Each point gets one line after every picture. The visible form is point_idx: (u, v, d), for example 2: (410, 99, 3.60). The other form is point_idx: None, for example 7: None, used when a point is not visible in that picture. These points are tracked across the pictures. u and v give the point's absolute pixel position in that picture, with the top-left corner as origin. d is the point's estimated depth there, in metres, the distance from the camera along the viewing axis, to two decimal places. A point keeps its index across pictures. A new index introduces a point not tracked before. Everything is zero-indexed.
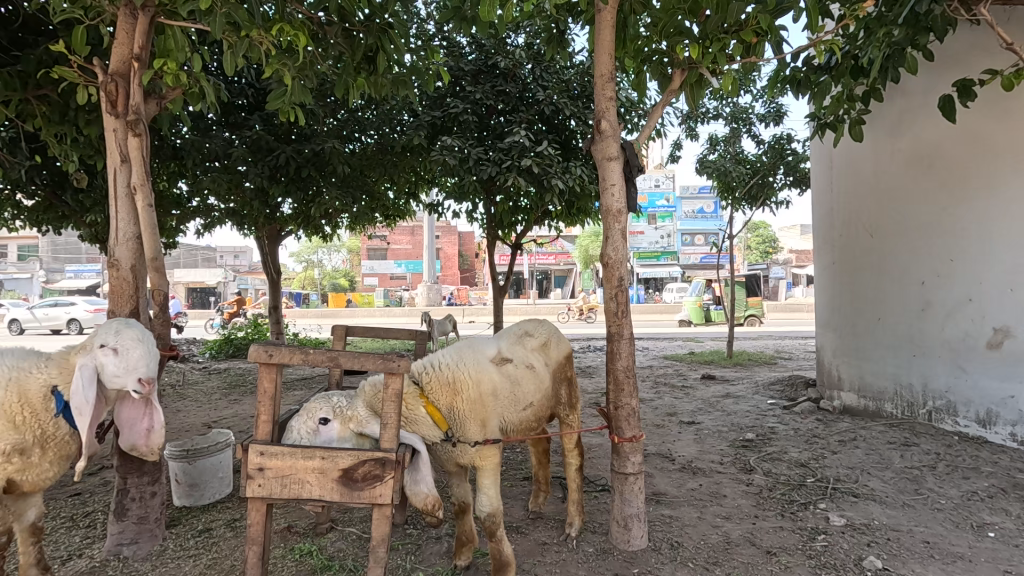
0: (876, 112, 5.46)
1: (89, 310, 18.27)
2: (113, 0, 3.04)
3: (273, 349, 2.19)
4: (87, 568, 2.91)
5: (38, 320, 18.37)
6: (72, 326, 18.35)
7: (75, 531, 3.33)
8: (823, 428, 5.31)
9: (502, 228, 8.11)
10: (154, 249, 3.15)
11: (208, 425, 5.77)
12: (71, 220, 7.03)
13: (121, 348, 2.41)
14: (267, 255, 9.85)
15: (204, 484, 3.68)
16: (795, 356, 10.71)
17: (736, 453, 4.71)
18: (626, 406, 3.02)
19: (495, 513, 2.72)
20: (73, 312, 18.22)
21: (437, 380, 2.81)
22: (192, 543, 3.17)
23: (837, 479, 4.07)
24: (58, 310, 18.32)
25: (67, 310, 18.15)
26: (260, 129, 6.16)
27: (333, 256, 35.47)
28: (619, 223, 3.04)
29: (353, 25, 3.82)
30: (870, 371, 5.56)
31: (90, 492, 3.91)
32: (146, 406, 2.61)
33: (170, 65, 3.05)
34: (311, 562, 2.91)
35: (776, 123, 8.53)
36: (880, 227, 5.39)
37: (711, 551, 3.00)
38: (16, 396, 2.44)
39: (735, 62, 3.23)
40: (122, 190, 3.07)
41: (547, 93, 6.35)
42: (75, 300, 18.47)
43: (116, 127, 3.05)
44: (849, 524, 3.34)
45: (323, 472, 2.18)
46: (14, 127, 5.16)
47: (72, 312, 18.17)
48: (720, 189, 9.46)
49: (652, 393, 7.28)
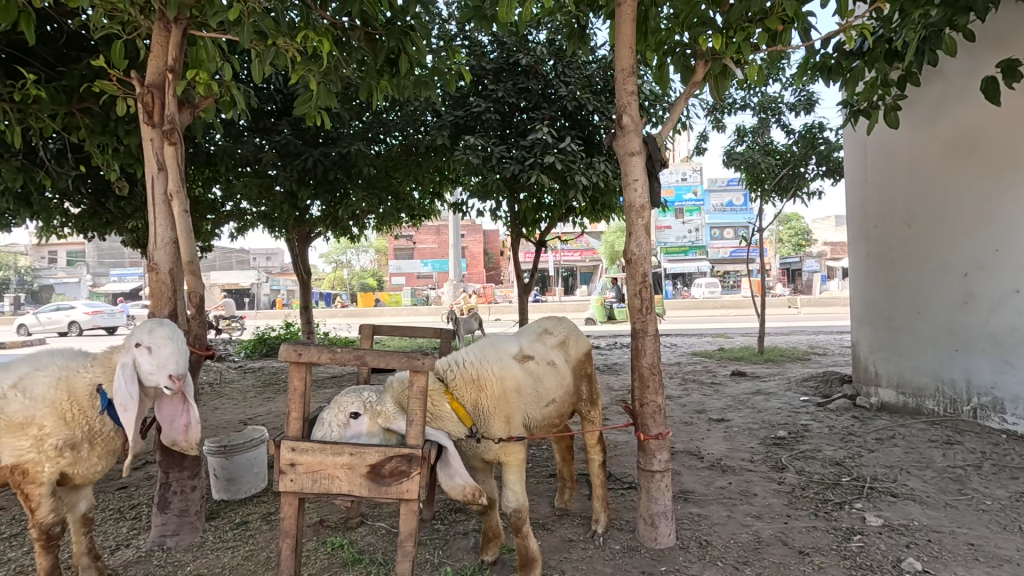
0: (913, 98, 5.24)
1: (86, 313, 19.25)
2: (147, 14, 3.16)
3: (303, 349, 2.26)
4: (134, 558, 3.05)
5: (39, 322, 19.30)
6: (72, 326, 19.49)
7: (122, 522, 3.50)
8: (859, 426, 5.14)
9: (525, 226, 8.12)
10: (189, 253, 3.27)
11: (244, 423, 5.98)
12: (114, 226, 7.35)
13: (154, 346, 2.53)
14: (297, 256, 10.09)
15: (240, 479, 3.82)
16: (830, 352, 10.38)
17: (767, 451, 4.61)
18: (652, 403, 2.99)
19: (521, 509, 2.74)
20: (73, 315, 19.40)
21: (461, 376, 2.84)
22: (230, 535, 3.29)
23: (874, 478, 3.94)
24: (60, 313, 19.33)
25: (66, 312, 19.26)
26: (289, 134, 6.32)
27: (362, 256, 36.18)
28: (642, 218, 3.01)
29: (375, 28, 3.88)
30: (909, 366, 5.36)
31: (135, 486, 4.09)
32: (180, 402, 2.73)
33: (202, 76, 3.18)
34: (343, 555, 2.99)
35: (807, 112, 8.27)
36: (918, 217, 5.20)
37: (741, 550, 2.96)
38: (65, 394, 2.59)
39: (761, 51, 3.15)
40: (159, 197, 3.19)
41: (570, 89, 6.31)
42: (76, 304, 19.71)
43: (153, 137, 3.17)
44: (886, 524, 3.23)
45: (352, 468, 2.23)
46: (60, 139, 5.43)
47: (71, 314, 19.35)
48: (748, 182, 9.23)
49: (680, 390, 7.19)
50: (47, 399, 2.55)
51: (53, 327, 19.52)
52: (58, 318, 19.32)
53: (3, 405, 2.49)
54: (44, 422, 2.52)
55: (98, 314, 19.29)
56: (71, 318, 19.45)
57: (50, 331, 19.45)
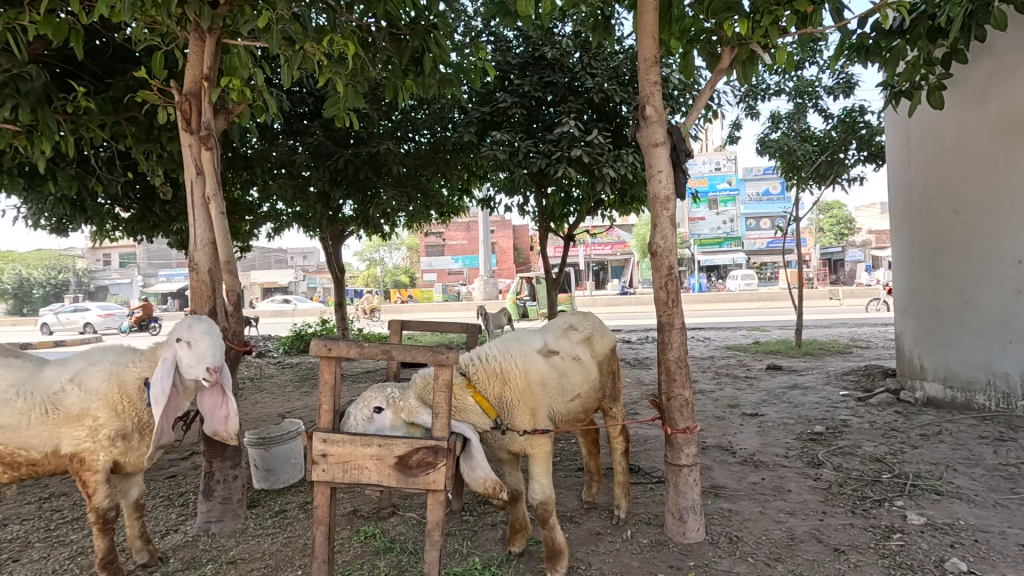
0: (959, 76, 4.96)
1: (100, 314, 20.53)
2: (183, 26, 3.30)
3: (333, 344, 2.32)
4: (182, 542, 3.24)
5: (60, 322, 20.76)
6: (88, 326, 20.66)
7: (171, 508, 3.70)
8: (902, 421, 4.94)
9: (553, 221, 8.12)
10: (227, 253, 3.42)
11: (282, 416, 6.21)
12: (161, 229, 7.74)
13: (193, 340, 2.69)
14: (332, 255, 10.38)
15: (278, 470, 3.98)
16: (874, 345, 9.95)
17: (803, 447, 4.49)
18: (679, 397, 2.96)
19: (548, 501, 2.77)
20: (87, 316, 20.70)
21: (484, 370, 2.89)
22: (270, 522, 3.44)
23: (917, 475, 3.78)
24: (77, 314, 20.69)
25: (83, 313, 20.63)
26: (321, 136, 6.49)
27: (394, 254, 36.93)
28: (667, 210, 2.97)
29: (400, 28, 3.94)
30: (956, 359, 5.11)
31: (183, 474, 4.33)
32: (219, 395, 2.88)
33: (236, 83, 3.32)
34: (375, 544, 3.08)
35: (847, 95, 7.93)
36: (966, 202, 4.93)
37: (772, 547, 2.89)
38: (116, 387, 2.76)
39: (789, 34, 3.05)
40: (198, 200, 3.35)
41: (597, 81, 6.21)
42: (90, 304, 21.15)
43: (191, 143, 3.33)
44: (929, 523, 3.10)
45: (381, 459, 2.30)
46: (109, 148, 5.75)
47: (87, 315, 20.63)
48: (784, 170, 8.93)
49: (713, 384, 7.05)
50: (100, 392, 2.74)
51: (70, 327, 20.86)
52: (75, 318, 20.74)
53: (63, 398, 2.70)
54: (99, 413, 2.71)
55: (109, 316, 20.54)
56: (86, 319, 20.69)
57: (69, 332, 20.82)
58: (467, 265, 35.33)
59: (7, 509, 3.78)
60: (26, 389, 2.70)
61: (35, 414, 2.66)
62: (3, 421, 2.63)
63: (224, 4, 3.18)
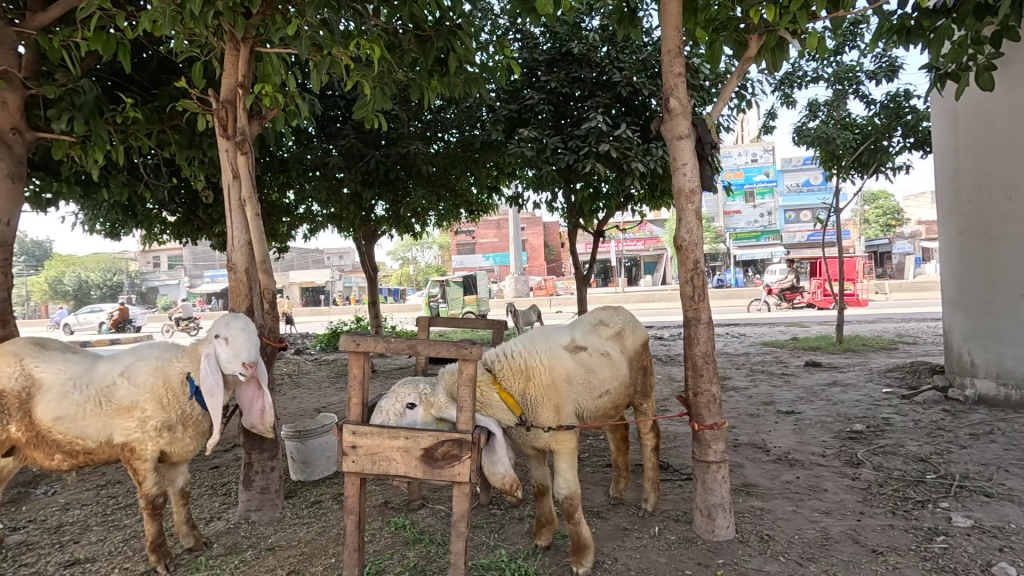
0: (1012, 55, 4.67)
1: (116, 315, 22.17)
2: (219, 36, 3.44)
3: (361, 339, 2.40)
4: (225, 529, 3.40)
5: (77, 322, 22.66)
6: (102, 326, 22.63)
7: (215, 497, 3.89)
8: (950, 420, 4.71)
9: (582, 217, 8.08)
10: (262, 253, 3.56)
11: (318, 410, 6.42)
12: (204, 232, 8.07)
13: (230, 337, 2.82)
14: (365, 254, 10.60)
15: (314, 463, 4.12)
16: (923, 341, 9.48)
17: (841, 445, 4.34)
18: (706, 393, 2.91)
19: (573, 496, 2.78)
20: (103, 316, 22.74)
21: (509, 367, 2.91)
22: (305, 512, 3.58)
23: (964, 477, 3.60)
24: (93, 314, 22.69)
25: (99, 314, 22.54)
26: (352, 138, 6.66)
27: (427, 253, 37.50)
28: (692, 203, 2.92)
29: (425, 29, 4.00)
30: (1010, 355, 4.83)
31: (226, 466, 4.53)
32: (256, 389, 3.01)
33: (268, 89, 3.46)
34: (405, 535, 3.16)
35: (890, 80, 7.57)
36: (1020, 189, 4.66)
37: (806, 547, 2.82)
38: (162, 380, 2.93)
39: (820, 19, 2.96)
40: (235, 202, 3.50)
41: (625, 75, 6.14)
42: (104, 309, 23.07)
43: (227, 148, 3.48)
44: (976, 525, 2.96)
45: (407, 451, 2.37)
46: (156, 155, 6.07)
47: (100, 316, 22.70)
48: (823, 159, 8.60)
49: (748, 381, 6.88)
50: (148, 386, 2.91)
51: (90, 327, 22.85)
52: (89, 318, 22.65)
53: (115, 391, 2.89)
54: (146, 405, 2.88)
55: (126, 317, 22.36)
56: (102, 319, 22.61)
57: (88, 331, 22.87)
58: (498, 262, 35.44)
59: (69, 495, 4.06)
60: (83, 383, 2.91)
61: (90, 406, 2.86)
62: (62, 412, 2.84)
63: (257, 14, 3.31)
